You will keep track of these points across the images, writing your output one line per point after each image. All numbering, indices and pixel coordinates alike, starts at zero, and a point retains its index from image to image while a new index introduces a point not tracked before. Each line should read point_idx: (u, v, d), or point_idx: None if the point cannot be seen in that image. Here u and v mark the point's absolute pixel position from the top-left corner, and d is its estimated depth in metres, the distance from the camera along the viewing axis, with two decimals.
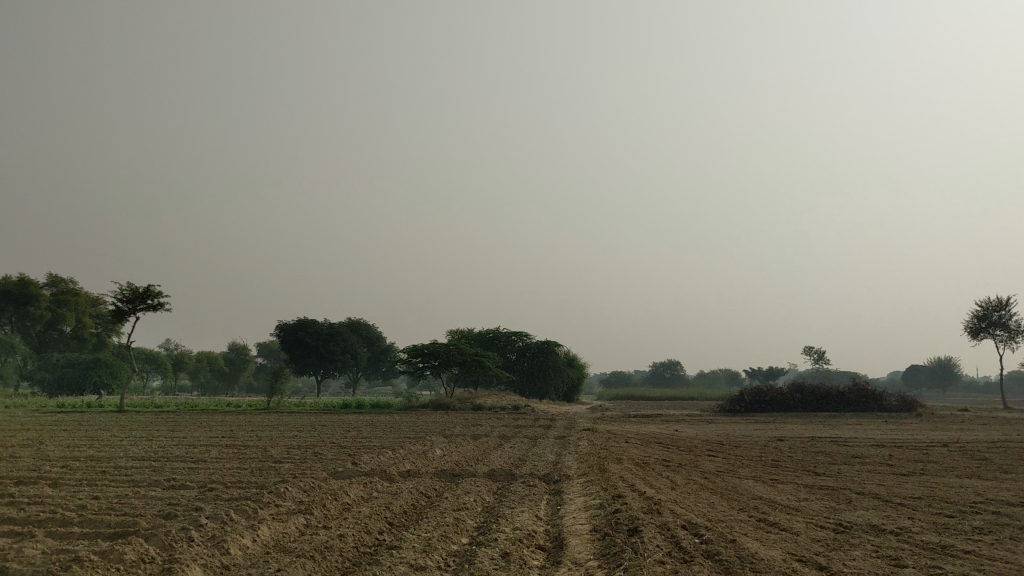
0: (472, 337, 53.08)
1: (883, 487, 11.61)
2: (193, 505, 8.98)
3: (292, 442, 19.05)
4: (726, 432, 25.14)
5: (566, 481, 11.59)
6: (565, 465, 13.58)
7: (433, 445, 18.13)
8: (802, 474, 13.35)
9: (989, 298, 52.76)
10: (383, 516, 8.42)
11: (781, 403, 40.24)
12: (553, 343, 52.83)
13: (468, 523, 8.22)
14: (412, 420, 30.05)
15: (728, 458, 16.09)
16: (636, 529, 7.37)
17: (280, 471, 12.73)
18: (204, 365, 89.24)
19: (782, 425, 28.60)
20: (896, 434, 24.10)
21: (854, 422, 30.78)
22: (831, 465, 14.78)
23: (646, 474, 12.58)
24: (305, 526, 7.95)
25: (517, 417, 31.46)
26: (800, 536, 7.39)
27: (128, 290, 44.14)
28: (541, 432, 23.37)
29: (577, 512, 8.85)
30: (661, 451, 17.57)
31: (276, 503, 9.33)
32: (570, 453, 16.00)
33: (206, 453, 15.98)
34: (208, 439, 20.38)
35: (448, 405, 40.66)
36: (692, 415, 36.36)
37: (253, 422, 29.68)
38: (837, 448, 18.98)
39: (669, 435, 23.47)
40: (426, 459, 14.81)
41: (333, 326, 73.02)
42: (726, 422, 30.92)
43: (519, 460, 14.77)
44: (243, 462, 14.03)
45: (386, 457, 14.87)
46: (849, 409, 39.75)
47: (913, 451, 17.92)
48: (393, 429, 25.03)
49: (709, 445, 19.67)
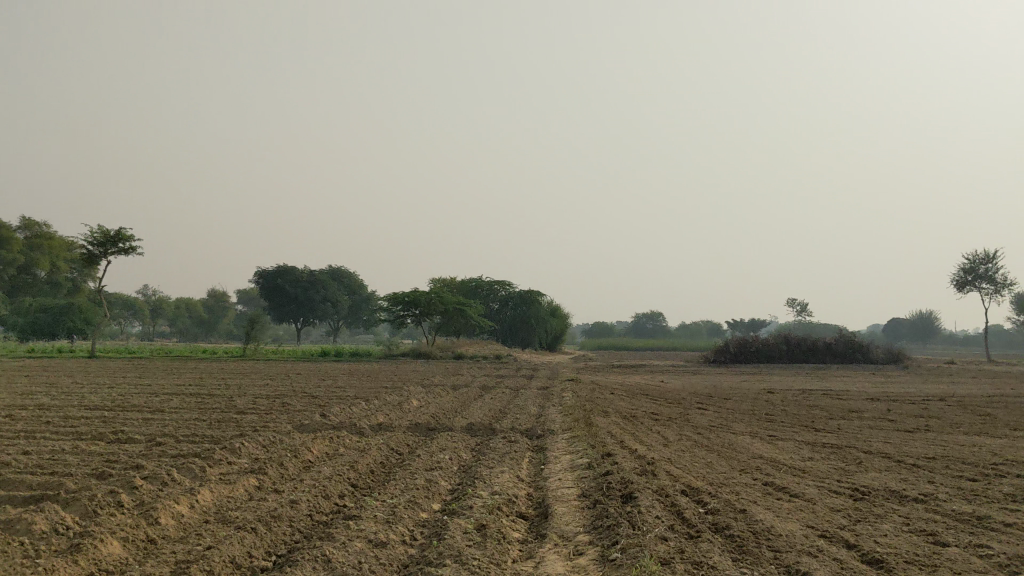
0: (454, 286, 52.13)
1: (890, 444, 10.77)
2: (133, 462, 8.01)
3: (262, 391, 18.16)
4: (714, 383, 24.42)
5: (550, 437, 10.68)
6: (548, 419, 12.71)
7: (410, 396, 17.23)
8: (801, 429, 12.52)
9: (976, 252, 52.05)
10: (346, 477, 7.49)
11: (766, 354, 39.67)
12: (536, 293, 52.03)
13: (441, 485, 7.29)
14: (391, 370, 29.20)
15: (718, 411, 15.27)
16: (630, 495, 6.48)
17: (240, 423, 11.80)
18: (182, 311, 88.18)
19: (769, 376, 27.95)
20: (886, 388, 23.45)
21: (842, 374, 30.18)
22: (831, 420, 13.96)
23: (635, 429, 11.73)
24: (254, 489, 7.01)
25: (498, 366, 30.72)
26: (815, 505, 6.51)
27: (99, 234, 42.80)
28: (524, 382, 22.51)
29: (563, 473, 7.98)
30: (649, 403, 16.76)
31: (227, 461, 8.39)
32: (553, 405, 15.14)
33: (166, 402, 15.05)
34: (175, 387, 19.50)
35: (429, 354, 39.93)
36: (676, 366, 35.77)
37: (225, 370, 28.72)
38: (831, 401, 18.21)
39: (654, 386, 22.71)
40: (400, 411, 13.91)
41: (314, 273, 71.81)
42: (711, 373, 30.29)
43: (499, 412, 13.90)
44: (203, 413, 13.09)
45: (358, 409, 13.92)
46: (835, 361, 39.22)
47: (911, 406, 17.18)
48: (371, 378, 24.18)
49: (697, 397, 18.92)
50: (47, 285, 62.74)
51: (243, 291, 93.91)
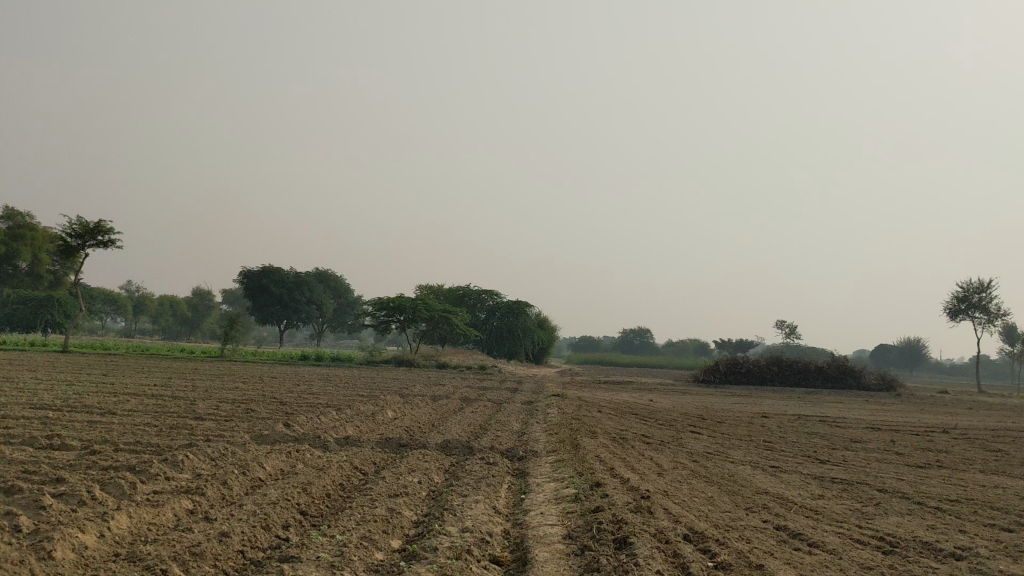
0: (441, 294, 51.13)
1: (905, 483, 9.82)
2: (52, 475, 6.95)
3: (229, 395, 17.08)
4: (705, 405, 23.47)
5: (533, 459, 9.70)
6: (532, 438, 11.71)
7: (386, 407, 16.22)
8: (805, 461, 11.57)
9: (971, 280, 51.42)
10: (295, 504, 6.47)
11: (757, 376, 38.77)
12: (524, 304, 51.15)
13: (403, 517, 6.28)
14: (371, 377, 28.14)
15: (713, 436, 14.33)
16: (625, 541, 5.48)
17: (193, 431, 10.75)
18: (165, 308, 86.78)
19: (761, 400, 27.06)
20: (884, 416, 22.56)
21: (835, 399, 29.29)
22: (833, 450, 13.02)
23: (626, 453, 10.76)
24: (184, 515, 5.98)
25: (482, 378, 29.68)
26: (842, 561, 5.51)
27: (78, 225, 41.61)
28: (508, 396, 21.49)
29: (546, 506, 6.98)
30: (638, 424, 15.76)
31: (162, 478, 7.34)
32: (538, 422, 14.16)
33: (122, 404, 13.95)
34: (138, 387, 18.37)
35: (411, 362, 38.86)
36: (665, 385, 34.82)
37: (198, 371, 27.59)
38: (830, 430, 17.27)
39: (643, 405, 21.76)
40: (373, 423, 12.89)
41: (300, 275, 70.66)
42: (700, 393, 29.33)
43: (480, 428, 12.89)
44: (156, 417, 12.02)
45: (327, 420, 12.87)
46: (827, 385, 38.44)
47: (914, 437, 16.28)
48: (349, 385, 23.14)
49: (688, 420, 17.94)
50: (27, 277, 61.23)
51: (228, 290, 92.58)
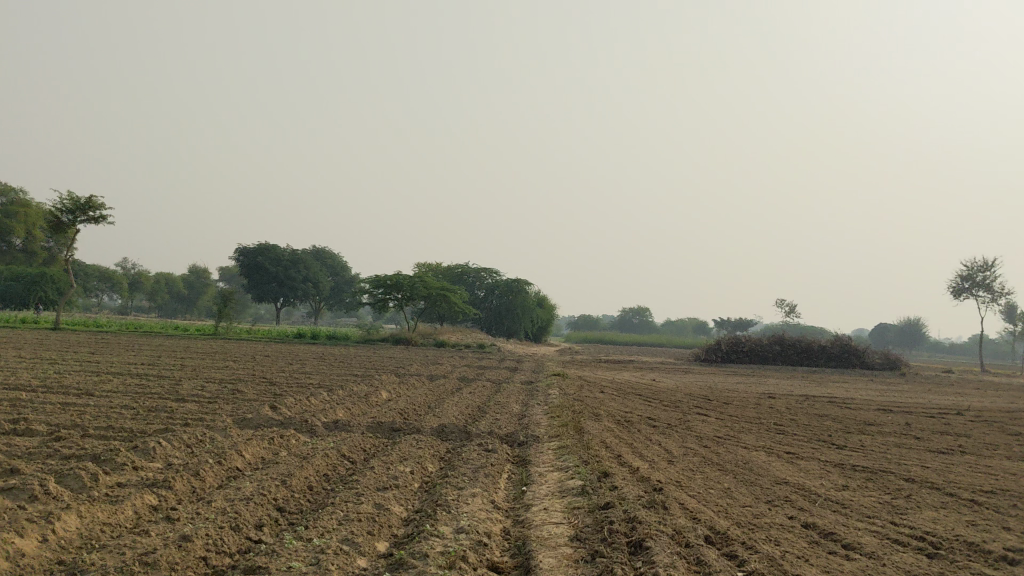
0: (439, 271, 50.39)
1: (932, 471, 9.21)
2: (6, 466, 6.30)
3: (218, 375, 16.38)
4: (709, 384, 22.86)
5: (534, 446, 9.06)
6: (533, 421, 11.07)
7: (380, 387, 15.57)
8: (821, 446, 10.95)
9: (975, 259, 50.74)
10: (271, 499, 5.82)
11: (760, 355, 38.17)
12: (523, 282, 50.39)
13: (390, 515, 5.63)
14: (368, 356, 27.53)
15: (721, 418, 13.71)
16: (641, 546, 4.81)
17: (173, 414, 10.08)
18: (162, 286, 86.06)
19: (764, 379, 26.50)
20: (893, 397, 21.97)
21: (840, 379, 28.70)
22: (849, 434, 12.41)
23: (632, 438, 10.13)
24: (145, 514, 5.33)
25: (480, 357, 29.06)
26: (886, 568, 4.88)
27: (69, 200, 40.86)
28: (506, 375, 20.86)
29: (550, 500, 6.34)
30: (642, 406, 15.14)
31: (128, 468, 6.69)
32: (538, 404, 13.51)
33: (102, 384, 13.24)
34: (124, 366, 17.75)
35: (409, 340, 38.22)
36: (666, 364, 34.24)
37: (191, 348, 26.91)
38: (840, 412, 16.63)
39: (646, 385, 21.16)
40: (366, 406, 12.23)
41: (297, 252, 69.85)
42: (703, 373, 28.69)
43: (478, 411, 12.26)
44: (135, 399, 11.36)
45: (317, 401, 12.22)
46: (830, 364, 37.87)
47: (929, 419, 15.68)
48: (344, 364, 22.50)
49: (693, 401, 17.32)
50: (21, 253, 60.44)
51: (225, 267, 91.88)
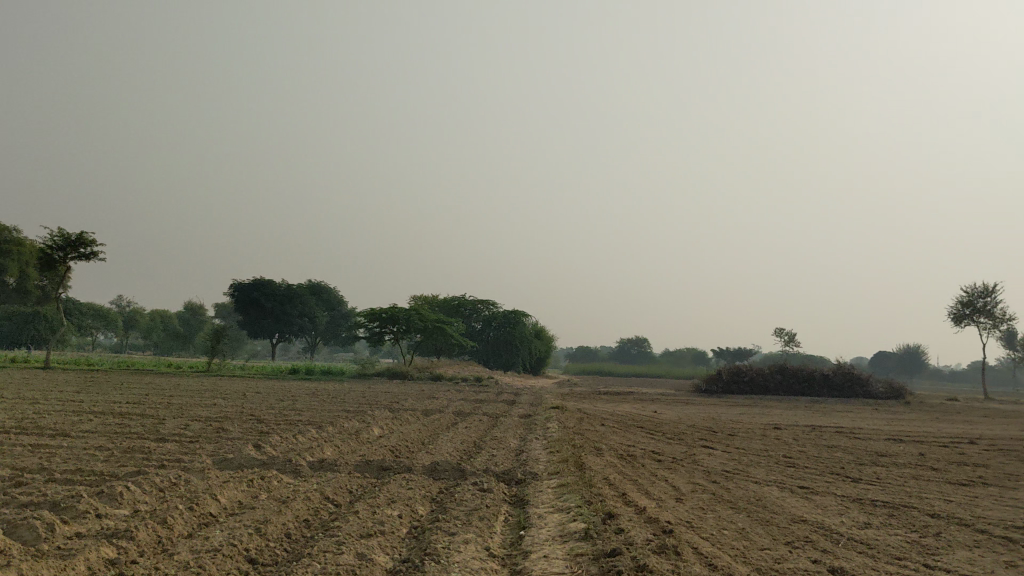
0: (435, 303, 49.83)
1: (956, 505, 8.68)
2: None
3: (203, 413, 15.79)
4: (711, 416, 22.31)
5: (534, 483, 8.52)
6: (531, 457, 10.50)
7: (372, 423, 14.99)
8: (835, 479, 10.41)
9: (975, 285, 50.29)
10: (242, 550, 5.26)
11: (761, 385, 37.60)
12: (521, 313, 49.82)
13: (373, 566, 5.07)
14: (363, 390, 26.90)
15: (728, 451, 13.14)
16: None
17: (149, 454, 9.50)
18: (157, 323, 85.36)
19: (768, 409, 25.95)
20: (901, 426, 21.42)
21: (844, 409, 28.13)
22: (863, 467, 11.83)
23: (637, 474, 9.58)
24: (99, 570, 4.77)
25: (477, 390, 28.42)
26: None
27: (59, 236, 40.38)
28: (504, 409, 20.27)
29: (550, 546, 5.79)
30: (645, 439, 14.55)
31: (90, 517, 6.12)
32: (536, 438, 12.94)
33: (79, 423, 12.65)
34: (108, 405, 17.14)
35: (405, 375, 37.59)
36: (666, 395, 33.68)
37: (180, 385, 26.28)
38: (850, 442, 16.07)
39: (647, 417, 20.57)
40: (356, 443, 11.66)
41: (292, 287, 69.35)
42: (705, 404, 28.06)
43: (473, 447, 11.69)
44: (112, 439, 10.78)
45: (305, 439, 11.65)
46: (833, 393, 37.28)
47: (942, 449, 15.14)
48: (338, 399, 21.91)
49: (697, 432, 16.76)
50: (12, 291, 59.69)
51: (220, 304, 91.22)
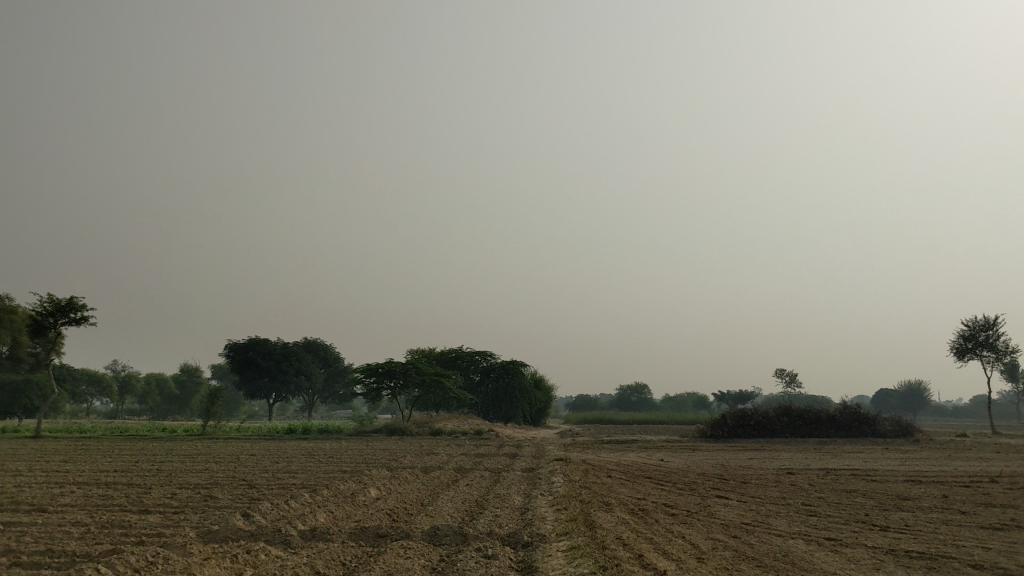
0: (433, 356, 49.14)
1: (996, 553, 8.11)
2: None
3: (192, 480, 15.12)
4: (720, 462, 21.65)
5: (542, 547, 7.92)
6: (538, 516, 9.89)
7: (369, 484, 14.33)
8: (861, 528, 9.81)
9: (975, 318, 49.80)
10: None
11: (767, 428, 36.87)
12: (519, 364, 49.18)
13: None
14: (360, 449, 26.18)
15: (745, 501, 12.52)
16: None
17: (128, 529, 8.87)
18: (152, 388, 84.36)
19: (777, 453, 25.28)
20: (916, 466, 20.78)
21: (854, 449, 27.44)
22: (888, 512, 11.23)
23: (652, 531, 8.97)
24: None
25: (478, 444, 27.67)
26: None
27: (49, 302, 39.86)
28: (506, 463, 19.59)
29: None
30: (656, 490, 13.93)
31: None
32: (542, 494, 12.32)
33: (60, 497, 11.99)
34: (94, 474, 16.46)
35: (404, 431, 36.79)
36: (671, 442, 32.96)
37: (173, 451, 25.51)
38: (868, 485, 15.45)
39: (655, 466, 19.90)
40: (351, 507, 11.04)
41: (288, 346, 68.66)
42: (711, 450, 27.34)
43: (475, 507, 11.08)
44: (91, 513, 10.14)
45: (298, 505, 11.01)
46: (841, 434, 36.55)
47: (964, 489, 14.52)
48: (334, 459, 21.22)
49: (708, 481, 16.13)
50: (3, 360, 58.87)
51: (216, 365, 90.32)
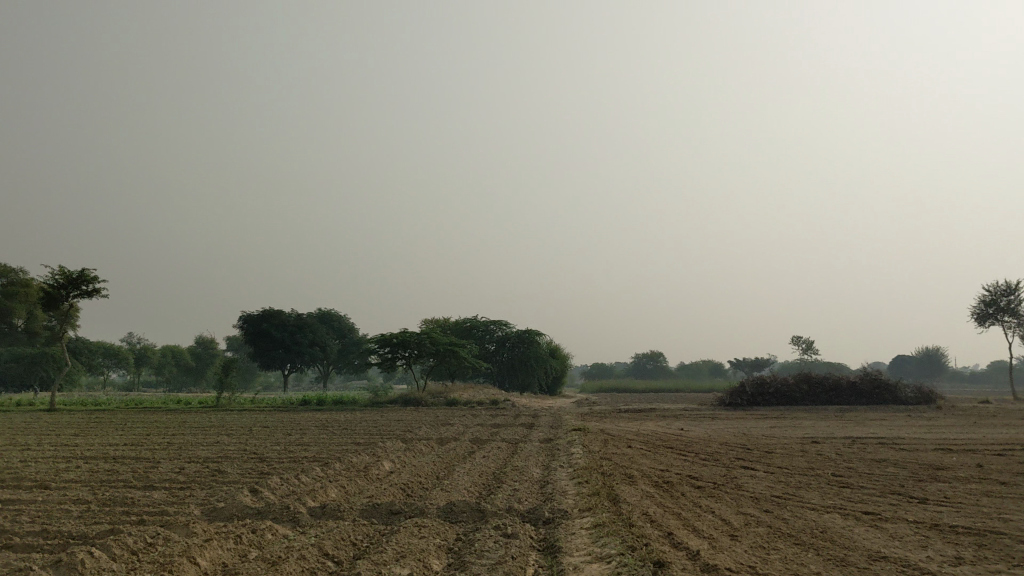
0: (447, 326, 48.67)
1: None
2: None
3: (202, 453, 14.75)
4: (743, 431, 21.11)
5: (564, 525, 7.44)
6: (560, 491, 9.41)
7: (383, 457, 13.90)
8: (899, 501, 9.30)
9: (997, 283, 48.90)
10: None
11: (786, 395, 36.30)
12: (534, 332, 48.75)
13: None
14: (374, 420, 25.82)
15: (773, 472, 12.03)
16: None
17: (129, 507, 8.44)
18: (169, 360, 84.51)
19: (799, 421, 24.77)
20: (943, 434, 20.21)
21: (877, 417, 26.87)
22: (924, 484, 10.71)
23: (679, 506, 8.50)
24: None
25: (492, 414, 27.33)
26: None
27: (61, 274, 39.59)
28: (523, 434, 19.14)
29: None
30: (679, 461, 13.44)
31: None
32: (562, 466, 11.85)
33: (64, 472, 11.60)
34: (103, 448, 16.10)
35: (419, 401, 36.48)
36: (690, 410, 32.50)
37: (186, 422, 25.20)
38: (899, 455, 14.93)
39: (676, 436, 19.40)
40: (364, 482, 10.60)
41: (302, 317, 68.42)
42: (731, 418, 26.85)
43: (493, 480, 10.64)
44: (94, 490, 9.73)
45: (307, 480, 10.57)
46: (862, 401, 36.03)
47: (1000, 458, 13.97)
48: (347, 430, 20.84)
49: (732, 451, 15.65)
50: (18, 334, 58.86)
51: (231, 337, 90.42)
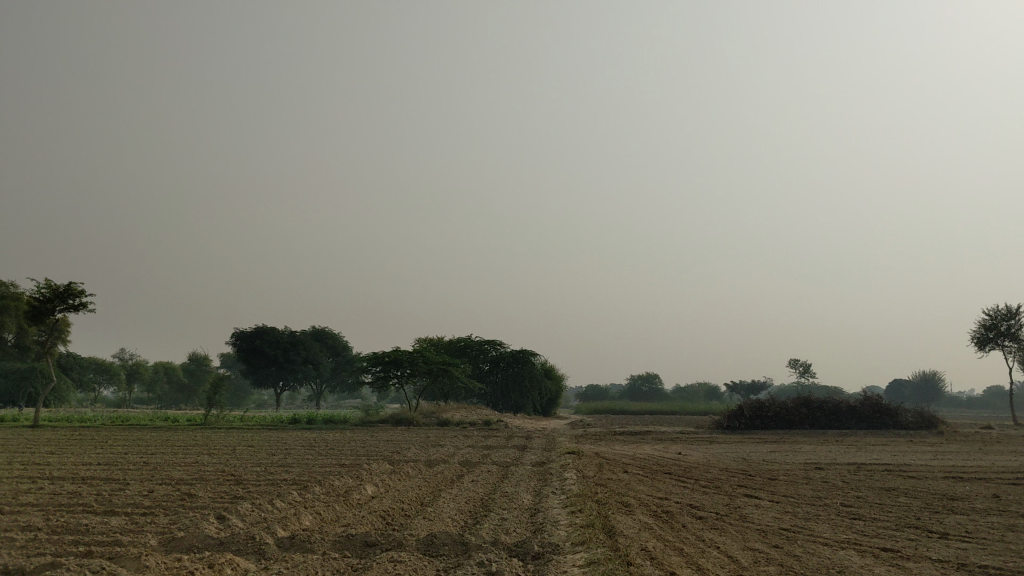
0: (441, 345, 47.90)
1: None
2: None
3: (177, 475, 13.99)
4: (742, 456, 20.40)
5: (556, 562, 6.73)
6: (551, 522, 8.70)
7: (366, 480, 13.18)
8: (917, 536, 8.60)
9: (997, 307, 48.31)
10: None
11: (785, 419, 35.60)
12: (528, 352, 47.99)
13: None
14: (363, 440, 25.04)
15: (779, 501, 11.35)
16: None
17: (81, 536, 7.69)
18: (160, 376, 83.64)
19: (799, 446, 24.09)
20: (948, 461, 19.55)
21: (878, 443, 26.16)
22: (941, 516, 10.02)
23: (681, 540, 7.79)
24: None
25: (485, 435, 26.65)
26: None
27: (47, 288, 38.89)
28: (516, 457, 18.41)
29: None
30: (678, 488, 12.72)
31: None
32: (555, 493, 11.14)
33: (22, 495, 10.84)
34: (76, 468, 15.32)
35: (410, 421, 35.69)
36: (687, 433, 31.76)
37: (169, 441, 24.40)
38: (909, 483, 14.26)
39: (674, 461, 18.68)
40: (342, 509, 9.87)
41: (296, 334, 67.71)
42: (729, 442, 26.12)
43: (480, 508, 9.92)
44: (49, 516, 8.97)
45: (279, 506, 9.82)
46: (861, 425, 35.30)
47: (1014, 488, 13.30)
48: (333, 452, 20.08)
49: (734, 478, 14.94)
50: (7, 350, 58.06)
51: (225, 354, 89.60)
